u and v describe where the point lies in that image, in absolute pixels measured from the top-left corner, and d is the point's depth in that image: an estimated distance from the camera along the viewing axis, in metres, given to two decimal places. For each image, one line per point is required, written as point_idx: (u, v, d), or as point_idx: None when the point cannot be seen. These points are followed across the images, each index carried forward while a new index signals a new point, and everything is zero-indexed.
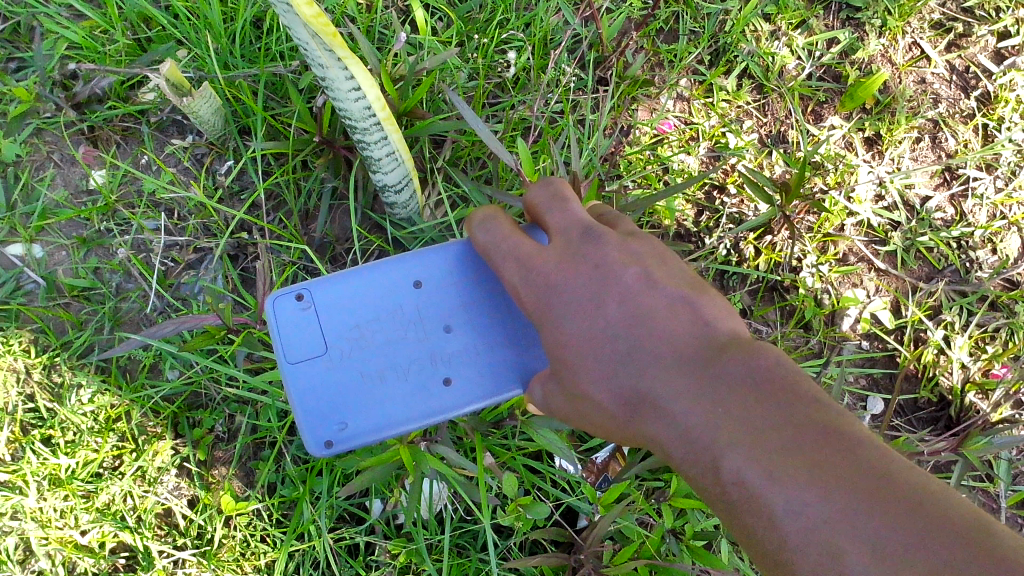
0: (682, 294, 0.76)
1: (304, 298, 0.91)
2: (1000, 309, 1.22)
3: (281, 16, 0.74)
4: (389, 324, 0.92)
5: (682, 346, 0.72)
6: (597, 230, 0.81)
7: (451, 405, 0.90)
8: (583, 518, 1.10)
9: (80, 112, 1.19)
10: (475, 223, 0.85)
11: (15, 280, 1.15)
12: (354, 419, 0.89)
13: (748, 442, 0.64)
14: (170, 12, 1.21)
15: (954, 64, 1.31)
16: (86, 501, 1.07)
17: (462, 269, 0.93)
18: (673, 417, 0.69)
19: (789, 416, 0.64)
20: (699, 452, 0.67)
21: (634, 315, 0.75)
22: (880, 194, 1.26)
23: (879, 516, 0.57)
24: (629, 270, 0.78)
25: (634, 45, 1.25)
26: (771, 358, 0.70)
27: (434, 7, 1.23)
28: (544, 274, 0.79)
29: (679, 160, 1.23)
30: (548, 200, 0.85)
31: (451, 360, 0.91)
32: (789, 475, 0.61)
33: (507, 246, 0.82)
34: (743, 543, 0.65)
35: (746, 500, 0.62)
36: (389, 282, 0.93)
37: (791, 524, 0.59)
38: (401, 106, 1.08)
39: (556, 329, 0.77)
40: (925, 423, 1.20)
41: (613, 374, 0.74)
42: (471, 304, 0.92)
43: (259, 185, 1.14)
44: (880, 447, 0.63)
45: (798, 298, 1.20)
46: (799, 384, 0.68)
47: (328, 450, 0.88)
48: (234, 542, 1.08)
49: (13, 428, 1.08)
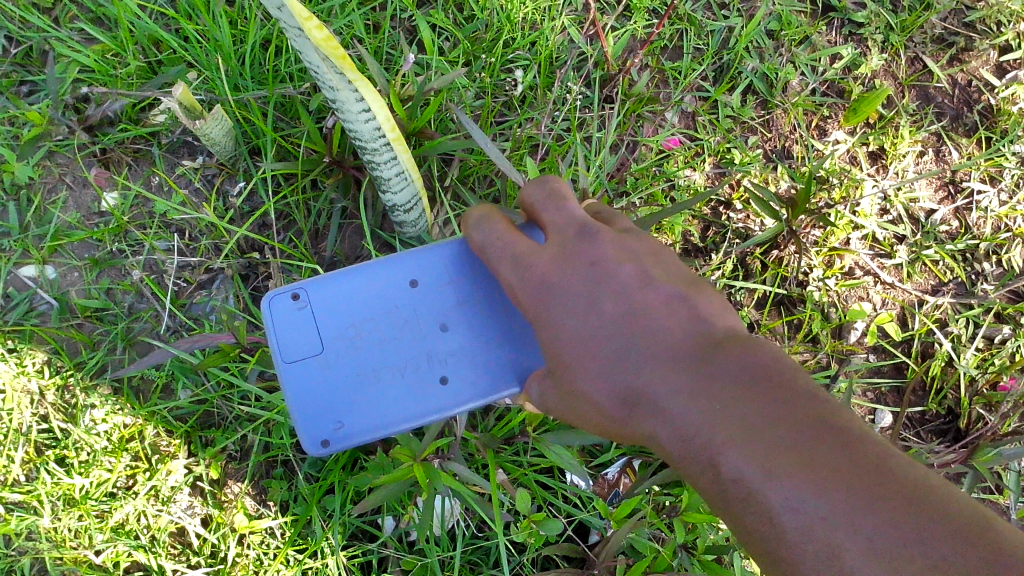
0: (678, 292, 0.77)
1: (299, 297, 0.92)
2: (1006, 321, 1.23)
3: (292, 40, 0.75)
4: (383, 322, 0.92)
5: (678, 344, 0.73)
6: (592, 228, 0.82)
7: (448, 404, 0.90)
8: (594, 534, 1.10)
9: (92, 135, 1.20)
10: (471, 223, 0.86)
11: (29, 302, 1.16)
12: (349, 418, 0.89)
13: (745, 439, 0.64)
14: (180, 35, 1.22)
15: (956, 78, 1.32)
16: (101, 521, 1.08)
17: (457, 267, 0.94)
18: (668, 415, 0.70)
19: (786, 411, 0.65)
20: (696, 451, 0.67)
21: (630, 313, 0.76)
22: (886, 209, 1.27)
23: (877, 512, 0.58)
24: (624, 267, 0.79)
25: (639, 63, 1.26)
26: (767, 354, 0.71)
27: (440, 27, 1.24)
28: (539, 273, 0.80)
29: (685, 175, 1.24)
30: (543, 198, 0.85)
31: (448, 359, 0.92)
32: (787, 472, 0.61)
33: (503, 245, 0.83)
34: (740, 541, 0.65)
35: (742, 497, 0.63)
36: (385, 280, 0.93)
37: (790, 521, 0.60)
38: (410, 127, 1.09)
39: (552, 327, 0.78)
40: (934, 436, 1.20)
41: (608, 372, 0.74)
42: (467, 303, 0.93)
43: (270, 206, 1.15)
44: (877, 442, 0.64)
45: (805, 312, 1.21)
46: (795, 381, 0.68)
47: (325, 449, 0.89)
48: (248, 561, 1.09)
49: (28, 448, 1.10)
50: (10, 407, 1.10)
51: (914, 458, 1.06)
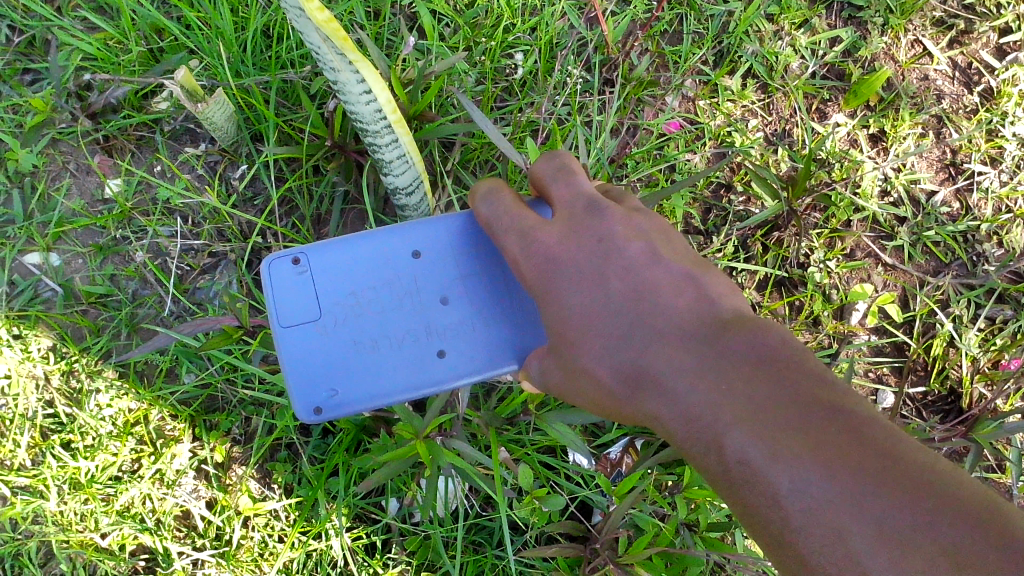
0: (685, 271, 0.78)
1: (300, 262, 0.92)
2: (1007, 301, 1.23)
3: (293, 22, 0.75)
4: (383, 292, 0.93)
5: (684, 324, 0.73)
6: (601, 204, 0.82)
7: (444, 378, 0.90)
8: (597, 513, 1.11)
9: (95, 122, 1.21)
10: (479, 196, 0.86)
11: (33, 288, 1.16)
12: (343, 386, 0.89)
13: (752, 419, 0.64)
14: (182, 23, 1.23)
15: (956, 60, 1.32)
16: (107, 504, 1.09)
17: (462, 241, 0.95)
18: (674, 395, 0.70)
19: (794, 391, 0.64)
20: (702, 430, 0.67)
21: (636, 292, 0.76)
22: (887, 190, 1.27)
23: (887, 495, 0.57)
24: (632, 244, 0.79)
25: (639, 46, 1.26)
26: (775, 334, 0.70)
27: (440, 13, 1.24)
28: (545, 247, 0.80)
29: (685, 159, 1.24)
30: (553, 172, 0.86)
31: (446, 333, 0.92)
32: (794, 452, 0.60)
33: (509, 219, 0.83)
34: (744, 523, 0.65)
35: (748, 478, 0.62)
36: (387, 251, 0.94)
37: (797, 502, 0.59)
38: (411, 110, 1.10)
39: (557, 302, 0.78)
40: (936, 416, 1.21)
41: (613, 350, 0.74)
42: (470, 277, 0.94)
43: (273, 191, 1.16)
44: (885, 425, 0.63)
45: (807, 292, 1.21)
46: (803, 361, 0.68)
47: (317, 416, 0.89)
48: (253, 543, 1.10)
49: (34, 433, 1.11)
50: (15, 392, 1.11)
51: (915, 434, 1.08)
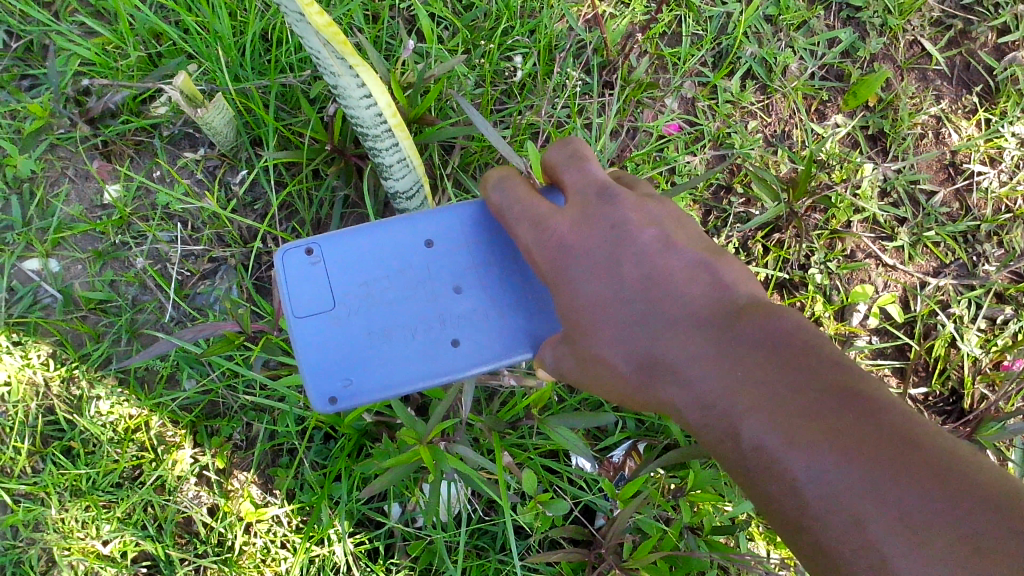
0: (698, 257, 0.76)
1: (313, 253, 0.92)
2: (1008, 302, 1.23)
3: (293, 25, 0.74)
4: (396, 281, 0.93)
5: (699, 311, 0.73)
6: (613, 191, 0.81)
7: (458, 366, 0.90)
8: (601, 517, 1.10)
9: (94, 127, 1.20)
10: (490, 184, 0.85)
11: (33, 295, 1.16)
12: (358, 376, 0.89)
13: (768, 407, 0.64)
14: (181, 27, 1.22)
15: (954, 61, 1.33)
16: (108, 511, 1.09)
17: (475, 230, 0.95)
18: (688, 382, 0.70)
19: (811, 378, 0.64)
20: (718, 417, 0.67)
21: (649, 278, 0.75)
22: (887, 191, 1.27)
23: (906, 482, 0.56)
24: (645, 231, 0.78)
25: (637, 48, 1.27)
26: (791, 320, 0.70)
27: (439, 16, 1.24)
28: (557, 235, 0.79)
29: (686, 161, 1.24)
30: (566, 159, 0.85)
31: (460, 321, 0.92)
32: (810, 439, 0.60)
33: (521, 209, 0.82)
34: (761, 508, 0.65)
35: (765, 465, 0.62)
36: (400, 240, 0.94)
37: (814, 489, 0.59)
38: (411, 114, 1.10)
39: (570, 291, 0.77)
40: (937, 416, 1.21)
41: (626, 338, 0.74)
42: (482, 266, 0.94)
43: (272, 195, 1.15)
44: (904, 410, 0.62)
45: (808, 293, 1.21)
46: (820, 347, 0.67)
47: (332, 407, 0.88)
48: (256, 549, 1.09)
49: (34, 439, 1.11)
50: (15, 399, 1.11)
51: None
